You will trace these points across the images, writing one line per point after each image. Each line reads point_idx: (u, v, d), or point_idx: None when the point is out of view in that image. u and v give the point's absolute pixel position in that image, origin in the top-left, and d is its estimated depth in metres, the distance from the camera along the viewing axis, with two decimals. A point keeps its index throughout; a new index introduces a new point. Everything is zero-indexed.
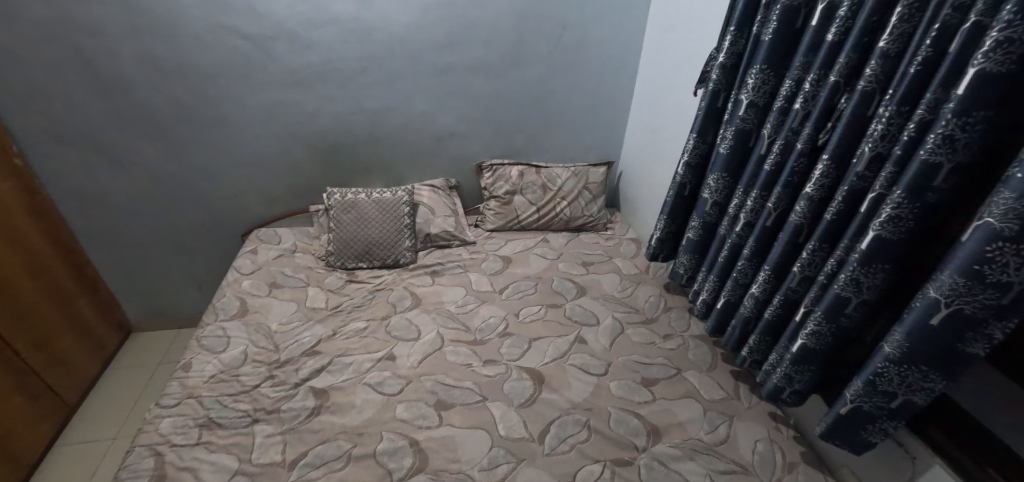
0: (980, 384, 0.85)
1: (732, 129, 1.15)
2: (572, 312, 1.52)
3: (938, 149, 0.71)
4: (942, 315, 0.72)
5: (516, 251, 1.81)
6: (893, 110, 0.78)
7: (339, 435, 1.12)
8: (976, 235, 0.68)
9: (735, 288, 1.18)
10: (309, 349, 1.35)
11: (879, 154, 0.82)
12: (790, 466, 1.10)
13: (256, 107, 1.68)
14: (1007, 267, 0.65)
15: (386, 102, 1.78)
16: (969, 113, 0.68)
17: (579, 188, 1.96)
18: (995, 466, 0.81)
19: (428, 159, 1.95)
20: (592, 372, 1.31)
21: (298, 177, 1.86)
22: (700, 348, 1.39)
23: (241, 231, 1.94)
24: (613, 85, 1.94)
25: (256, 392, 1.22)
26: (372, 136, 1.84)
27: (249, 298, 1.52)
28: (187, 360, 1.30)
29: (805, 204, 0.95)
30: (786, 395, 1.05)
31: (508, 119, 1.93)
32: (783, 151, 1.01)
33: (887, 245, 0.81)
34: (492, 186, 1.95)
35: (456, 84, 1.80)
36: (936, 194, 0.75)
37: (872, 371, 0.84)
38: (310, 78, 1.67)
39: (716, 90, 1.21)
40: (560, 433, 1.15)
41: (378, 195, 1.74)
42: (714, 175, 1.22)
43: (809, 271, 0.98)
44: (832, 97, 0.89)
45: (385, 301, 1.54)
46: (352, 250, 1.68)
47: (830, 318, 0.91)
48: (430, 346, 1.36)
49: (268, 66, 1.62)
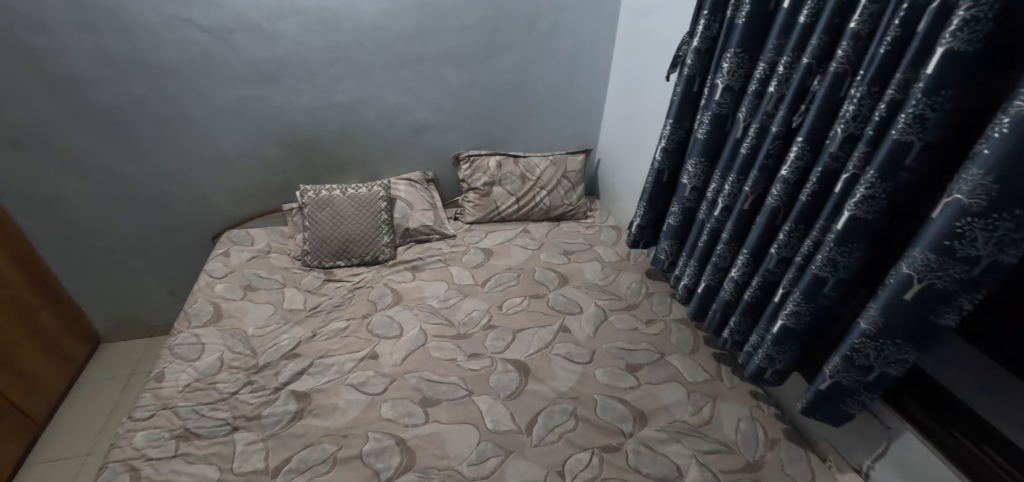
0: (951, 353, 0.88)
1: (709, 113, 1.15)
2: (555, 301, 1.51)
3: (908, 128, 0.72)
4: (915, 290, 0.74)
5: (497, 243, 1.80)
6: (864, 91, 0.79)
7: (324, 438, 1.10)
8: (946, 211, 0.69)
9: (715, 271, 1.19)
10: (288, 352, 1.31)
11: (851, 135, 0.83)
12: (772, 442, 1.13)
13: (221, 104, 1.61)
14: (975, 241, 0.67)
15: (357, 95, 1.73)
16: (938, 92, 0.69)
17: (558, 177, 1.95)
18: (967, 430, 0.84)
19: (404, 152, 1.91)
20: (577, 361, 1.31)
21: (269, 176, 1.80)
22: (682, 332, 1.41)
23: (211, 234, 1.87)
24: (589, 72, 1.92)
25: (234, 399, 1.19)
26: (345, 130, 1.79)
27: (223, 302, 1.47)
28: (159, 370, 1.25)
29: (781, 186, 0.96)
30: (767, 375, 1.08)
31: (484, 110, 1.90)
32: (758, 134, 1.02)
33: (861, 224, 0.82)
34: (470, 178, 1.92)
35: (430, 75, 1.76)
36: (907, 172, 0.76)
37: (849, 347, 0.86)
38: (277, 72, 1.61)
39: (691, 75, 1.20)
40: (547, 423, 1.15)
41: (353, 191, 1.70)
42: (692, 160, 1.22)
43: (787, 253, 0.99)
44: (805, 79, 0.90)
45: (365, 299, 1.51)
46: (329, 248, 1.63)
47: (808, 297, 0.93)
48: (413, 343, 1.34)
49: (231, 60, 1.55)
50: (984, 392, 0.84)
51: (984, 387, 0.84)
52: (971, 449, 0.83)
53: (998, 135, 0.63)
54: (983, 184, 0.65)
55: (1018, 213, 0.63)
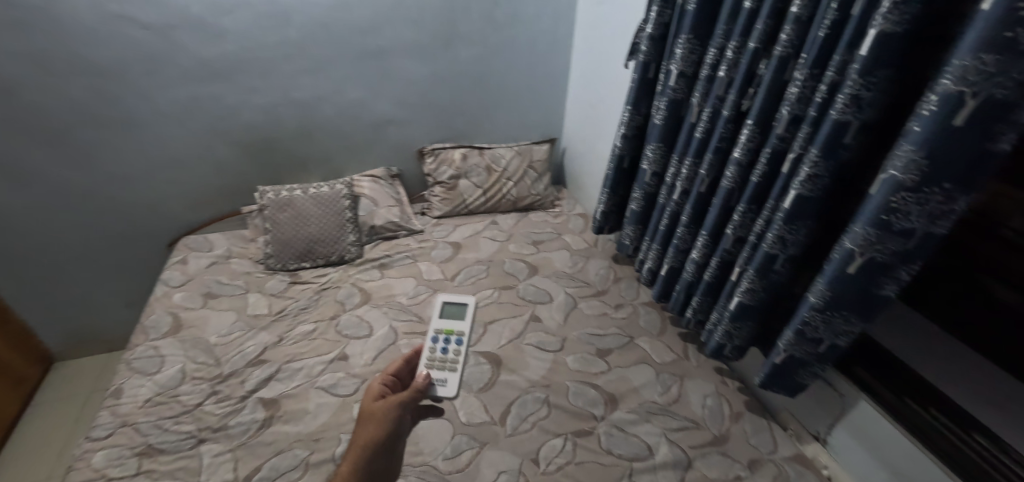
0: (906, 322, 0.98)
1: (665, 99, 1.16)
2: (525, 292, 1.52)
3: (846, 108, 0.75)
4: (857, 264, 0.77)
5: (466, 236, 1.79)
6: (806, 73, 0.81)
7: (295, 444, 1.08)
8: (883, 187, 0.72)
9: (676, 254, 1.22)
10: (254, 359, 1.28)
11: (796, 116, 0.86)
12: (736, 415, 1.18)
13: (167, 105, 1.54)
14: (909, 214, 0.71)
15: (313, 91, 1.68)
16: (872, 72, 0.72)
17: (524, 167, 1.95)
18: (911, 396, 0.88)
19: (366, 148, 1.87)
20: (548, 349, 1.33)
21: (225, 178, 1.73)
22: (649, 314, 1.45)
23: (167, 241, 1.80)
24: (550, 60, 1.92)
25: (199, 411, 1.15)
26: (303, 128, 1.73)
27: (182, 312, 1.42)
28: (117, 386, 1.20)
29: (734, 168, 0.99)
30: (728, 351, 1.11)
31: (446, 102, 1.88)
32: (711, 118, 1.04)
33: (807, 202, 0.85)
34: (435, 172, 1.90)
35: (388, 68, 1.72)
36: (846, 150, 0.80)
37: (800, 321, 0.89)
38: (227, 69, 1.54)
39: (646, 61, 1.21)
40: (521, 413, 1.16)
41: (315, 190, 1.66)
42: (651, 146, 1.24)
43: (741, 232, 1.02)
44: (752, 63, 0.92)
45: (333, 300, 1.48)
46: (292, 250, 1.59)
47: (762, 275, 0.96)
48: (383, 342, 1.33)
49: (175, 58, 1.47)
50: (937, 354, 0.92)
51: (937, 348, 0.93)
52: (917, 412, 0.87)
53: (927, 112, 0.65)
54: (915, 161, 0.67)
55: (946, 187, 0.67)
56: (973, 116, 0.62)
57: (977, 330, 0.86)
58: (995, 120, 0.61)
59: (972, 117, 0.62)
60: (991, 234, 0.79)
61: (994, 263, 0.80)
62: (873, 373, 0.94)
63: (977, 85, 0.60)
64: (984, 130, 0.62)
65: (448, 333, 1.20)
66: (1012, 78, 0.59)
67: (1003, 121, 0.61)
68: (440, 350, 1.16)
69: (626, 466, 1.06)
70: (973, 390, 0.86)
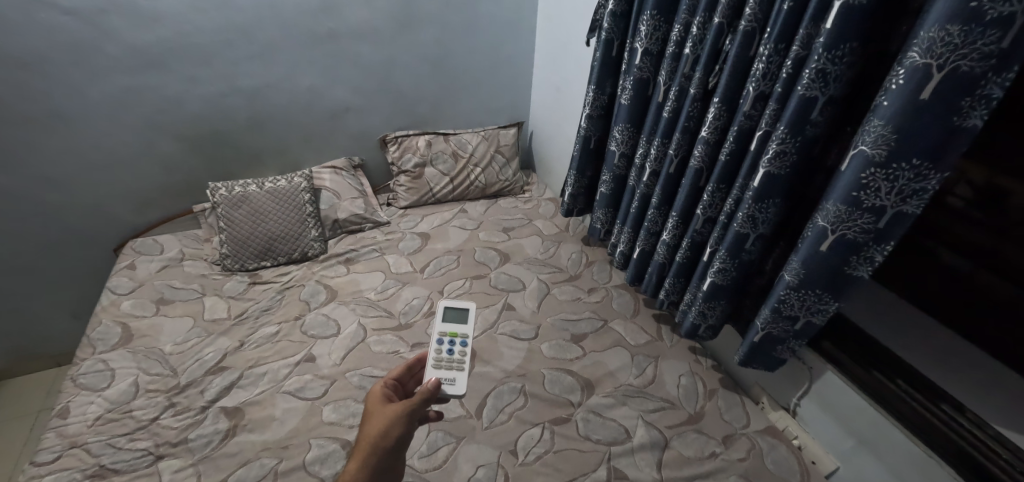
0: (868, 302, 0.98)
1: (631, 78, 1.14)
2: (497, 280, 1.49)
3: (813, 83, 0.74)
4: (829, 242, 0.78)
5: (434, 226, 1.74)
6: (771, 48, 0.79)
7: (262, 453, 1.03)
8: (854, 163, 0.72)
9: (647, 236, 1.21)
10: (213, 366, 1.21)
11: (762, 93, 0.84)
12: (710, 393, 1.19)
13: (100, 98, 1.41)
14: (879, 191, 0.71)
15: (263, 78, 1.57)
16: (838, 46, 0.70)
17: (491, 153, 1.90)
18: (882, 370, 0.90)
19: (325, 138, 1.78)
20: (522, 338, 1.31)
21: (172, 176, 1.62)
22: (622, 297, 1.44)
23: (113, 245, 1.68)
24: (513, 41, 1.86)
25: (156, 426, 1.08)
26: (254, 118, 1.63)
27: (132, 321, 1.32)
28: (63, 405, 1.12)
29: (702, 147, 0.97)
30: (702, 331, 1.12)
31: (407, 87, 1.80)
32: (678, 97, 1.02)
33: (777, 180, 0.85)
34: (400, 160, 1.84)
35: (343, 52, 1.63)
36: (814, 127, 0.79)
37: (776, 299, 0.90)
38: (164, 57, 1.42)
39: (611, 39, 1.18)
40: (497, 404, 1.14)
41: (272, 184, 1.57)
42: (618, 127, 1.22)
43: (711, 213, 1.02)
44: (717, 39, 0.89)
45: (297, 299, 1.42)
46: (251, 248, 1.51)
47: (733, 255, 0.96)
48: (352, 340, 1.28)
49: (105, 46, 1.35)
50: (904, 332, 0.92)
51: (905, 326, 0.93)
52: (889, 384, 0.89)
53: (896, 86, 0.66)
54: (884, 135, 0.68)
55: (915, 163, 0.67)
56: (939, 89, 0.62)
57: (926, 296, 0.89)
58: (962, 94, 0.61)
59: (939, 91, 0.62)
60: (940, 203, 0.83)
61: (942, 230, 0.84)
62: (841, 347, 0.96)
63: (942, 57, 0.61)
64: (952, 104, 0.62)
65: (453, 335, 1.04)
66: (978, 50, 0.58)
67: (971, 95, 0.60)
68: (445, 351, 1.00)
69: (604, 451, 1.06)
70: (930, 355, 0.88)
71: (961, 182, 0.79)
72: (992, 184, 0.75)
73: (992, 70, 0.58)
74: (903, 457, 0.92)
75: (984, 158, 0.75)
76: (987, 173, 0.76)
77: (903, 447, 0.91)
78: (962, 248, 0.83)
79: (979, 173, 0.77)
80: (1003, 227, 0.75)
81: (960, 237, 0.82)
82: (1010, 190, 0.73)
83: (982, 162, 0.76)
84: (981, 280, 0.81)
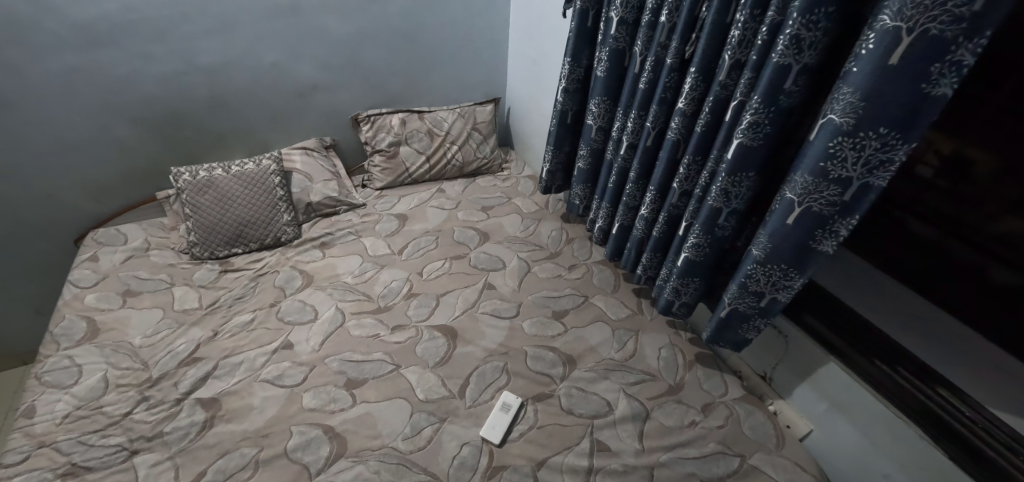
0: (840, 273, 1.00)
1: (606, 49, 1.11)
2: (478, 260, 1.48)
3: (787, 50, 0.73)
4: (797, 214, 0.79)
5: (412, 206, 1.70)
6: (747, 15, 0.78)
7: (242, 443, 1.02)
8: (823, 133, 0.72)
9: (626, 211, 1.20)
10: (187, 358, 1.18)
11: (738, 61, 0.83)
12: (689, 364, 1.21)
13: (47, 80, 1.32)
14: (846, 162, 0.70)
15: (224, 55, 1.49)
16: (813, 10, 0.69)
17: (467, 130, 1.86)
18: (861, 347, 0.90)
19: (294, 118, 1.72)
20: (503, 316, 1.30)
21: (131, 162, 1.54)
22: (603, 272, 1.45)
23: (74, 237, 1.60)
24: (487, 13, 1.80)
25: (128, 421, 1.05)
26: (215, 99, 1.55)
27: (98, 315, 1.27)
28: (28, 404, 1.07)
29: (679, 119, 0.96)
30: (677, 307, 1.13)
31: (378, 63, 1.74)
32: (655, 67, 0.99)
33: (751, 151, 0.84)
34: (373, 140, 1.78)
35: (307, 26, 1.55)
36: (787, 97, 0.78)
37: (745, 274, 0.91)
38: (112, 34, 1.33)
39: (584, 8, 1.15)
40: (480, 383, 1.14)
41: (239, 168, 1.50)
42: (595, 100, 1.19)
43: (688, 186, 1.01)
44: (694, 6, 0.87)
45: (271, 286, 1.38)
46: (220, 236, 1.45)
47: (706, 229, 0.96)
48: (330, 325, 1.26)
49: (47, 22, 1.25)
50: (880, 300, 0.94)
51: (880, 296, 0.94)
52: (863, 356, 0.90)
53: (866, 52, 0.65)
54: (852, 103, 0.67)
55: (882, 132, 0.66)
56: (908, 54, 0.61)
57: (901, 262, 0.91)
58: (932, 60, 0.60)
59: (907, 56, 0.61)
60: (908, 173, 0.85)
61: (910, 197, 0.86)
62: (827, 324, 0.96)
63: (913, 20, 0.59)
64: (920, 70, 0.61)
65: None
66: (950, 12, 0.57)
67: (939, 61, 0.60)
68: None
69: (587, 425, 1.07)
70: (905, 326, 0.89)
71: (928, 153, 0.81)
72: (960, 153, 0.77)
73: (963, 35, 0.57)
74: (872, 418, 0.95)
75: (948, 130, 0.78)
76: (952, 142, 0.78)
77: (874, 409, 0.94)
78: (922, 212, 0.85)
79: (945, 143, 0.79)
80: (967, 193, 0.78)
81: (929, 203, 0.83)
82: (974, 159, 0.76)
83: (949, 132, 0.78)
84: (945, 242, 0.83)
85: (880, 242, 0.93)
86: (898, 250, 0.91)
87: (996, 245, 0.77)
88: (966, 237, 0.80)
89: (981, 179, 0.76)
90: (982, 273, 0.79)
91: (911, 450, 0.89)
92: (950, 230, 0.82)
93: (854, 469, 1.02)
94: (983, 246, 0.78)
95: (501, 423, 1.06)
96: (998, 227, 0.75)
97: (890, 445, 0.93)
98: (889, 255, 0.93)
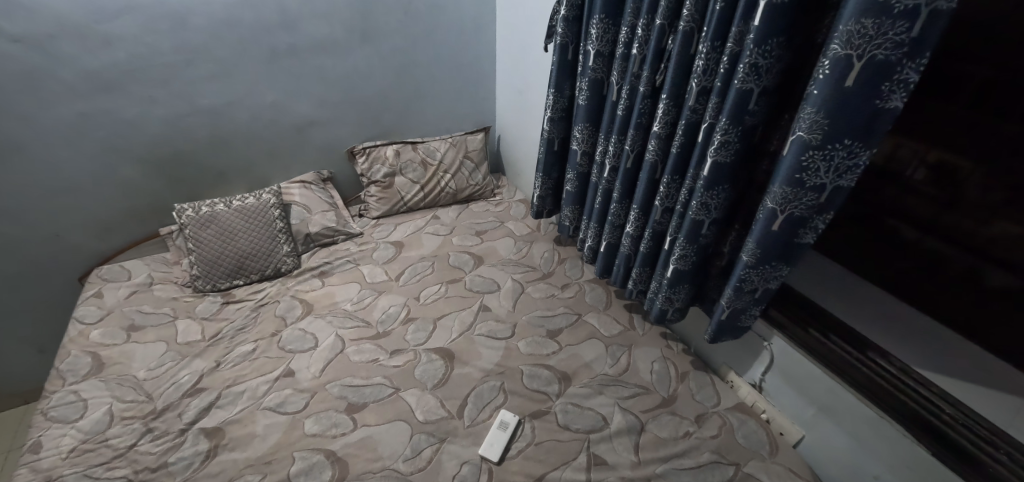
0: (829, 277, 1.06)
1: (586, 80, 1.19)
2: (472, 283, 1.52)
3: (747, 77, 0.80)
4: (779, 221, 0.84)
5: (407, 234, 1.76)
6: (708, 46, 0.85)
7: (245, 470, 1.04)
8: (793, 148, 0.77)
9: (612, 230, 1.26)
10: (190, 388, 1.20)
11: (704, 87, 0.90)
12: (682, 376, 1.25)
13: (56, 125, 1.39)
14: (819, 171, 0.76)
15: (225, 97, 1.57)
16: (766, 41, 0.76)
17: (459, 159, 1.93)
18: (829, 332, 0.97)
19: (293, 152, 1.79)
20: (499, 337, 1.34)
21: (135, 199, 1.59)
22: (595, 291, 1.49)
23: (77, 275, 1.64)
24: (475, 49, 1.91)
25: (133, 453, 1.07)
26: (217, 136, 1.62)
27: (102, 350, 1.30)
28: (34, 440, 1.09)
29: (655, 142, 1.03)
30: (671, 315, 1.17)
31: (372, 99, 1.83)
32: (630, 96, 1.07)
33: (724, 168, 0.90)
34: (369, 171, 1.84)
35: (304, 66, 1.64)
36: (751, 117, 0.85)
37: (738, 278, 0.95)
38: (121, 81, 1.41)
39: (564, 43, 1.23)
40: (478, 403, 1.17)
41: (240, 202, 1.56)
42: (578, 126, 1.27)
43: (668, 203, 1.07)
44: (660, 39, 0.95)
45: (272, 315, 1.42)
46: (222, 268, 1.50)
47: (692, 240, 1.01)
48: (330, 352, 1.29)
49: (58, 71, 1.33)
50: (848, 303, 1.00)
51: (850, 302, 1.00)
52: (857, 361, 0.93)
53: (823, 76, 0.71)
54: (817, 121, 0.73)
55: (847, 142, 0.72)
56: (862, 77, 0.68)
57: (891, 264, 0.96)
58: (882, 79, 0.67)
59: (862, 78, 0.68)
60: (896, 180, 0.90)
61: (891, 204, 0.92)
62: (791, 315, 1.04)
63: (861, 48, 0.66)
64: (872, 89, 0.68)
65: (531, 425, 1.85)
66: (891, 40, 0.64)
67: (890, 80, 0.66)
68: None
69: (583, 439, 1.10)
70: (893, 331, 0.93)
71: (916, 162, 0.86)
72: (941, 161, 0.82)
73: (906, 56, 0.64)
74: (857, 420, 0.99)
75: (929, 141, 0.83)
76: (936, 152, 0.83)
77: (858, 410, 0.98)
78: (910, 216, 0.90)
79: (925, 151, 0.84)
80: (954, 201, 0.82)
81: (909, 208, 0.89)
82: (958, 166, 0.80)
83: (933, 141, 0.82)
84: (925, 241, 0.89)
85: (858, 247, 1.00)
86: (889, 256, 0.96)
87: (990, 248, 0.80)
88: (957, 239, 0.84)
89: (968, 188, 0.80)
90: (980, 277, 0.83)
91: (896, 448, 0.93)
92: (940, 234, 0.86)
93: (846, 473, 1.04)
94: (981, 252, 0.82)
95: (499, 441, 1.08)
96: (991, 230, 0.79)
97: (877, 445, 0.96)
98: (880, 264, 0.98)
